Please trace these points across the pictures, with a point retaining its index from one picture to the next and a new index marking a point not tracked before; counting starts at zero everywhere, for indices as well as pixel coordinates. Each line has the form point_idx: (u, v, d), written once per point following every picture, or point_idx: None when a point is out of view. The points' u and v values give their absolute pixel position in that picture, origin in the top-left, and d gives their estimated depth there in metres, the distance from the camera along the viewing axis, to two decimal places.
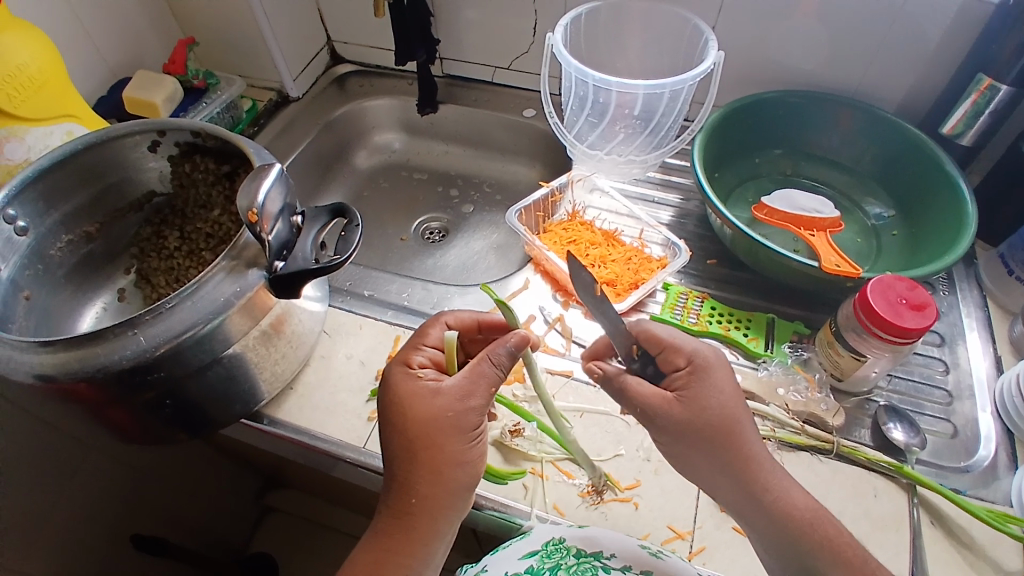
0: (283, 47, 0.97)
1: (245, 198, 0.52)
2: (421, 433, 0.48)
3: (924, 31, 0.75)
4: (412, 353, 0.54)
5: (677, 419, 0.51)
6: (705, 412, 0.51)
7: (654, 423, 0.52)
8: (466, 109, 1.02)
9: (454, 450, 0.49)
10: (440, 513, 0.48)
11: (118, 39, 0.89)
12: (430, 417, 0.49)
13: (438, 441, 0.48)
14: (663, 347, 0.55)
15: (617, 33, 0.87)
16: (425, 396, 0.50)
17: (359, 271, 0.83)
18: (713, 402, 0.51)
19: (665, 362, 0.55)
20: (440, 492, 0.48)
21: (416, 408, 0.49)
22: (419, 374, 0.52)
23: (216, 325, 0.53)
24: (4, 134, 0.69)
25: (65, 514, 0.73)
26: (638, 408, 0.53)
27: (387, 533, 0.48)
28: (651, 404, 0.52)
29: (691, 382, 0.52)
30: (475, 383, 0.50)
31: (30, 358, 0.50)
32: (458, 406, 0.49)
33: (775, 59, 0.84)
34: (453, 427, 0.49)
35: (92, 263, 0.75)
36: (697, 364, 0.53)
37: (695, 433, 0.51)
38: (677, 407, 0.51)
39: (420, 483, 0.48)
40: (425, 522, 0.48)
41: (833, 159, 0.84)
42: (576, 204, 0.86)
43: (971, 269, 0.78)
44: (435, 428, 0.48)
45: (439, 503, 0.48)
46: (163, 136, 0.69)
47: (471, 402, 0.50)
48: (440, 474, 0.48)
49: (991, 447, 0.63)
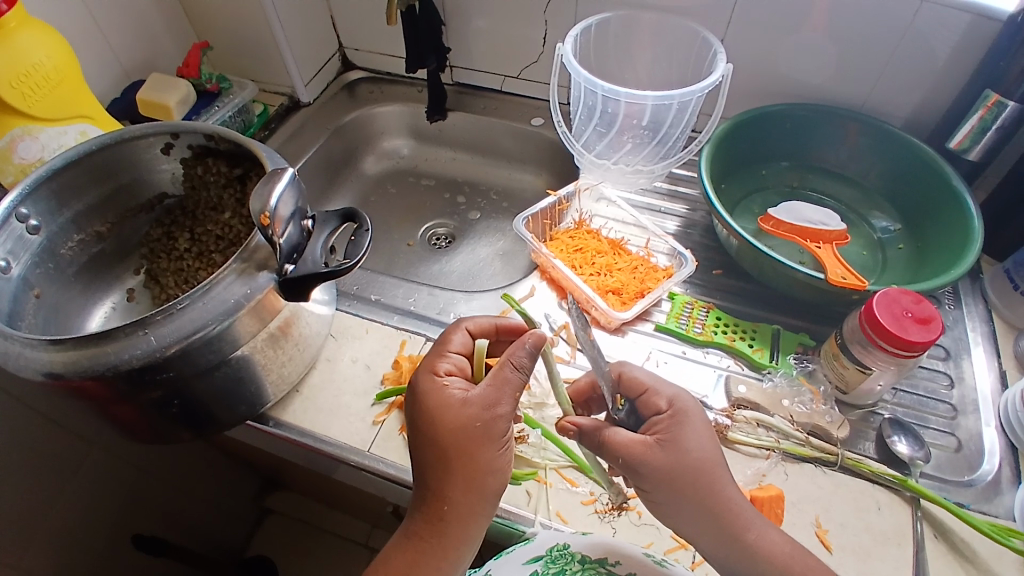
0: (295, 53, 0.98)
1: (258, 201, 0.53)
2: (452, 442, 0.48)
3: (932, 48, 0.76)
4: (439, 361, 0.53)
5: (658, 466, 0.51)
6: (686, 455, 0.51)
7: (636, 472, 0.51)
8: (475, 117, 1.03)
9: (485, 458, 0.49)
10: (472, 519, 0.49)
11: (133, 42, 0.90)
12: (460, 426, 0.49)
13: (470, 450, 0.48)
14: (643, 391, 0.56)
15: (627, 45, 0.88)
16: (452, 405, 0.49)
17: (366, 276, 0.84)
18: (694, 447, 0.52)
19: (646, 405, 0.55)
20: (473, 500, 0.49)
21: (445, 417, 0.49)
22: (445, 381, 0.51)
23: (227, 326, 0.54)
24: (18, 133, 0.70)
25: (69, 514, 0.73)
26: (620, 459, 0.52)
27: (420, 537, 0.48)
28: (631, 453, 0.51)
29: (670, 427, 0.53)
30: (501, 390, 0.50)
31: (40, 355, 0.51)
32: (487, 414, 0.49)
33: (783, 72, 0.85)
34: (483, 435, 0.49)
35: (103, 262, 0.76)
36: (676, 408, 0.54)
37: (683, 473, 0.51)
38: (658, 452, 0.51)
39: (453, 491, 0.48)
40: (458, 528, 0.48)
41: (840, 172, 0.85)
42: (583, 213, 0.87)
43: (977, 284, 0.78)
44: (466, 437, 0.48)
45: (472, 509, 0.49)
46: (176, 139, 0.70)
47: (499, 410, 0.50)
48: (472, 482, 0.49)
49: (995, 462, 0.63)
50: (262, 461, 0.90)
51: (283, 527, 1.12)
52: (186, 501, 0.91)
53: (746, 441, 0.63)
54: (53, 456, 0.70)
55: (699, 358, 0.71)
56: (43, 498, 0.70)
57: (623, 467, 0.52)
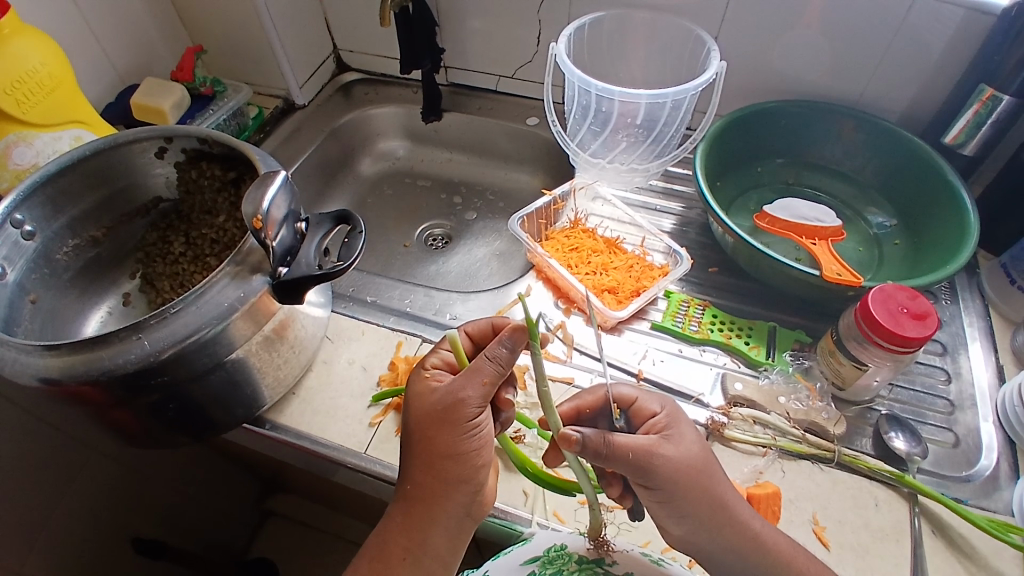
0: (290, 55, 0.98)
1: (250, 203, 0.52)
2: (416, 425, 0.49)
3: (926, 43, 0.75)
4: (427, 358, 0.54)
5: (672, 459, 0.49)
6: (687, 448, 0.50)
7: (651, 469, 0.48)
8: (470, 118, 1.03)
9: (446, 443, 0.48)
10: (436, 502, 0.49)
11: (128, 47, 0.91)
12: (424, 410, 0.49)
13: (429, 433, 0.48)
14: (633, 401, 0.55)
15: (621, 44, 0.88)
16: (424, 391, 0.50)
17: (362, 277, 0.84)
18: (693, 442, 0.51)
19: (639, 413, 0.55)
20: (433, 482, 0.48)
21: (416, 402, 0.50)
22: (428, 373, 0.52)
23: (221, 330, 0.54)
24: (13, 139, 0.71)
25: (68, 516, 0.73)
26: (631, 458, 0.48)
27: (391, 516, 0.50)
28: (644, 448, 0.48)
29: (671, 425, 0.52)
30: (470, 378, 0.48)
31: (36, 361, 0.51)
32: (449, 399, 0.48)
33: (779, 68, 0.85)
34: (444, 420, 0.48)
35: (100, 267, 0.76)
36: (670, 409, 0.54)
37: (692, 466, 0.49)
38: (668, 446, 0.50)
39: (414, 471, 0.49)
40: (419, 509, 0.49)
41: (835, 168, 0.85)
42: (579, 212, 0.87)
43: (973, 278, 0.78)
44: (427, 421, 0.48)
45: (433, 491, 0.48)
46: (170, 143, 0.70)
47: (462, 395, 0.48)
48: (431, 463, 0.48)
49: (993, 457, 0.63)
50: (262, 464, 0.90)
51: (283, 530, 1.12)
52: (188, 503, 0.91)
53: (744, 439, 0.63)
54: (52, 459, 0.70)
55: (696, 356, 0.71)
56: (42, 502, 0.70)
57: (634, 470, 0.49)
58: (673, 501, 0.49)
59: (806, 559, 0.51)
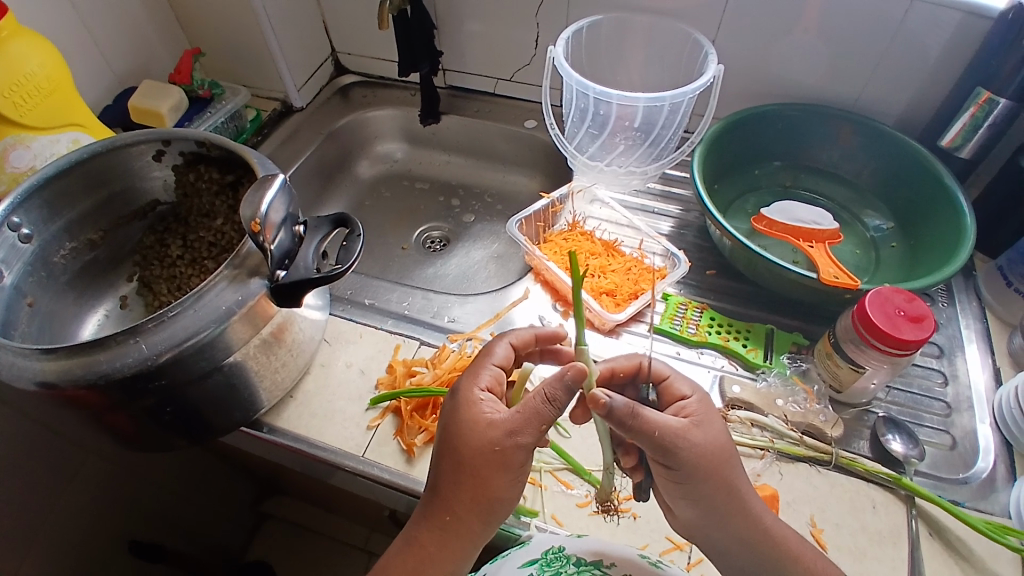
0: (288, 58, 0.98)
1: (249, 207, 0.52)
2: (469, 460, 0.46)
3: (923, 46, 0.76)
4: (479, 374, 0.52)
5: (696, 444, 0.48)
6: (715, 438, 0.49)
7: (674, 452, 0.48)
8: (468, 121, 1.03)
9: (496, 484, 0.47)
10: (472, 536, 0.48)
11: (125, 50, 0.91)
12: (479, 447, 0.46)
13: (482, 471, 0.46)
14: (665, 378, 0.55)
15: (618, 48, 0.88)
16: (479, 423, 0.47)
17: (360, 280, 0.84)
18: (721, 430, 0.50)
19: (669, 392, 0.54)
20: (477, 516, 0.47)
21: (467, 434, 0.47)
22: (479, 398, 0.49)
23: (219, 332, 0.54)
24: (10, 141, 0.70)
25: (67, 519, 0.73)
26: (657, 436, 0.47)
27: (421, 541, 0.48)
28: (672, 430, 0.48)
29: (701, 410, 0.51)
30: (527, 423, 0.47)
31: (32, 364, 0.51)
32: (507, 442, 0.47)
33: (775, 71, 0.85)
34: (499, 462, 0.47)
35: (96, 270, 0.76)
36: (701, 394, 0.53)
37: (715, 454, 0.49)
38: (696, 432, 0.49)
39: (459, 504, 0.47)
40: (457, 540, 0.47)
41: (833, 172, 0.85)
42: (577, 215, 0.87)
43: (970, 281, 0.78)
44: (481, 459, 0.46)
45: (474, 526, 0.48)
46: (167, 146, 0.70)
47: (521, 440, 0.47)
48: (477, 498, 0.47)
49: (990, 460, 0.63)
50: (260, 467, 0.90)
51: (281, 534, 1.12)
52: (186, 507, 0.91)
53: (742, 442, 0.63)
54: (50, 462, 0.70)
55: (694, 358, 0.71)
56: (40, 505, 0.70)
57: (658, 448, 0.48)
58: (690, 484, 0.49)
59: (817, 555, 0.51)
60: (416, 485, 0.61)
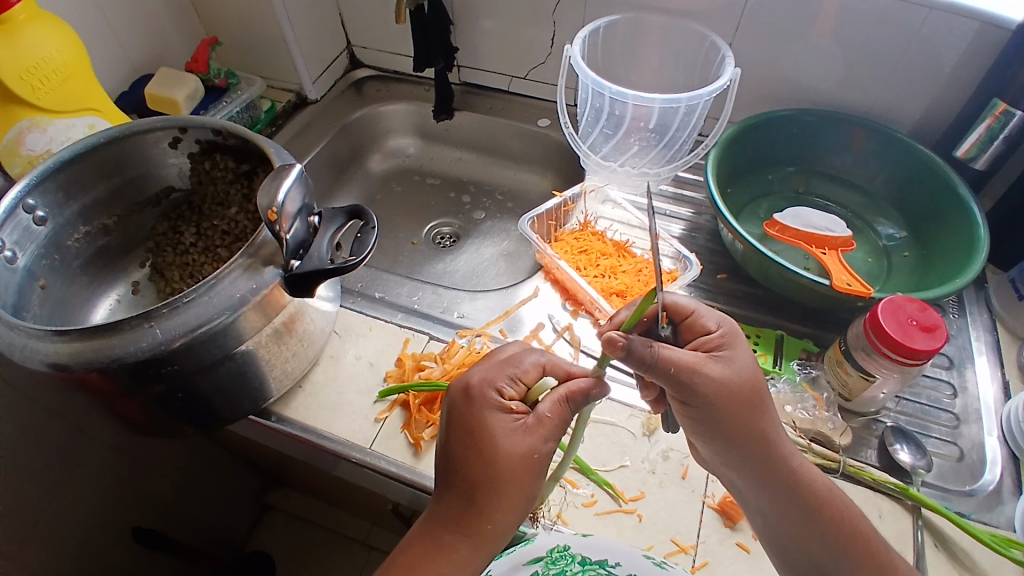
0: (304, 50, 0.98)
1: (265, 196, 0.52)
2: (510, 470, 0.47)
3: (940, 55, 0.76)
4: (498, 378, 0.51)
5: (716, 379, 0.48)
6: (738, 371, 0.49)
7: (692, 389, 0.48)
8: (481, 118, 1.03)
9: (532, 489, 0.49)
10: (502, 539, 0.49)
11: (143, 37, 0.91)
12: (519, 454, 0.48)
13: (522, 479, 0.48)
14: (689, 313, 0.54)
15: (634, 48, 0.88)
16: (516, 434, 0.48)
17: (371, 274, 0.84)
18: (745, 365, 0.50)
19: (692, 328, 0.54)
20: (511, 521, 0.48)
21: (506, 443, 0.48)
22: (508, 407, 0.50)
23: (232, 320, 0.54)
24: (27, 125, 0.71)
25: (72, 504, 0.73)
26: (671, 371, 0.48)
27: (455, 548, 0.47)
28: (688, 364, 0.48)
29: (726, 347, 0.51)
30: (557, 430, 0.50)
31: (45, 346, 0.51)
32: (543, 449, 0.49)
33: (791, 76, 0.85)
34: (536, 468, 0.48)
35: (109, 255, 0.76)
36: (727, 328, 0.52)
37: (739, 389, 0.49)
38: (714, 365, 0.49)
39: (497, 512, 0.47)
40: (491, 544, 0.48)
41: (846, 178, 0.85)
42: (588, 215, 0.87)
43: (982, 293, 0.78)
44: (522, 467, 0.48)
45: (506, 530, 0.48)
46: (184, 133, 0.70)
47: (552, 444, 0.49)
48: (514, 505, 0.48)
49: (997, 472, 0.63)
50: (265, 457, 0.90)
51: (284, 525, 1.12)
52: (189, 496, 0.91)
53: None
54: (58, 447, 0.71)
55: None
56: (47, 488, 0.70)
57: (675, 385, 0.49)
58: (713, 422, 0.49)
59: (854, 519, 0.52)
60: (422, 479, 0.61)
